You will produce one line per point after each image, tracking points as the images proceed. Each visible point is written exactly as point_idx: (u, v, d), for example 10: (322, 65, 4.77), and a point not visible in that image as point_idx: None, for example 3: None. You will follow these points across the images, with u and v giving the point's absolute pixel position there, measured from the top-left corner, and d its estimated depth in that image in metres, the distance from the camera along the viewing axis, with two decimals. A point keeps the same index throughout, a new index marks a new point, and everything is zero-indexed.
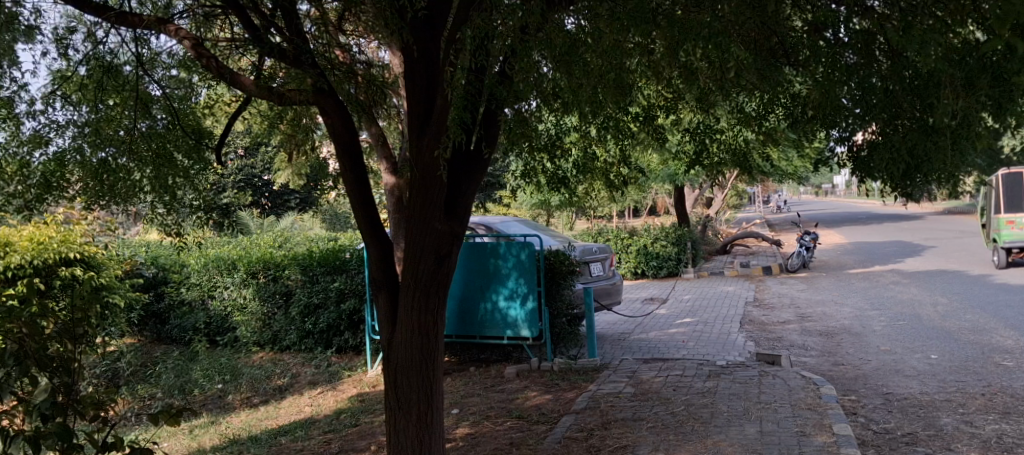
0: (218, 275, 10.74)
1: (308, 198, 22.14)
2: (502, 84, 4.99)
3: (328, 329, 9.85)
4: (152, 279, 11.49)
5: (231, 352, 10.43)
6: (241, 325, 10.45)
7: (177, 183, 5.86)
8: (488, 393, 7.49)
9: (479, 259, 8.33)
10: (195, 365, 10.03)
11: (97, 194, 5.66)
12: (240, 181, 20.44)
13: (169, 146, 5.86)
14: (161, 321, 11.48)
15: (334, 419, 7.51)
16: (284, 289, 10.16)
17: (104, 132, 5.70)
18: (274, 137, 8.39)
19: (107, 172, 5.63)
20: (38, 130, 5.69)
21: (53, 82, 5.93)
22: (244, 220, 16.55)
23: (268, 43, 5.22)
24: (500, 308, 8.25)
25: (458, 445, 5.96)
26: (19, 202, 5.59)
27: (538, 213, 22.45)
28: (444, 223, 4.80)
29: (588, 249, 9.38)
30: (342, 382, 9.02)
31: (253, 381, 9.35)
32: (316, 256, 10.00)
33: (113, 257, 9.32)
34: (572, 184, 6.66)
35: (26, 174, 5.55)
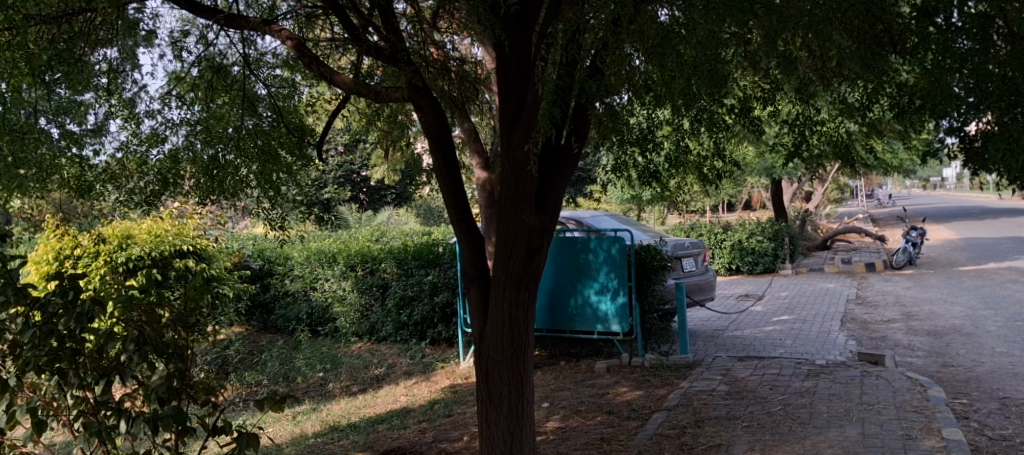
0: (319, 268, 11.10)
1: (403, 194, 22.66)
2: (593, 77, 4.92)
3: (422, 321, 10.06)
4: (258, 270, 11.98)
5: (331, 342, 10.77)
6: (341, 316, 10.78)
7: (280, 178, 6.09)
8: (578, 387, 7.51)
9: (570, 253, 8.33)
10: (298, 354, 10.41)
11: (208, 189, 5.87)
12: (341, 177, 21.09)
13: (273, 142, 6.08)
14: (267, 311, 11.94)
15: (428, 409, 7.66)
16: (381, 282, 10.44)
17: (214, 129, 5.96)
18: (371, 134, 8.60)
19: (216, 168, 5.84)
20: (156, 129, 6.01)
21: (169, 83, 6.28)
22: (342, 214, 17.05)
23: (366, 43, 5.35)
24: (591, 302, 8.23)
25: (548, 438, 5.99)
26: (138, 197, 5.90)
27: (630, 208, 22.28)
28: (535, 217, 4.81)
29: (680, 244, 9.26)
30: (435, 373, 9.19)
31: (352, 371, 9.64)
32: (411, 249, 10.23)
33: (224, 250, 9.74)
34: (664, 178, 6.58)
35: (144, 170, 5.86)
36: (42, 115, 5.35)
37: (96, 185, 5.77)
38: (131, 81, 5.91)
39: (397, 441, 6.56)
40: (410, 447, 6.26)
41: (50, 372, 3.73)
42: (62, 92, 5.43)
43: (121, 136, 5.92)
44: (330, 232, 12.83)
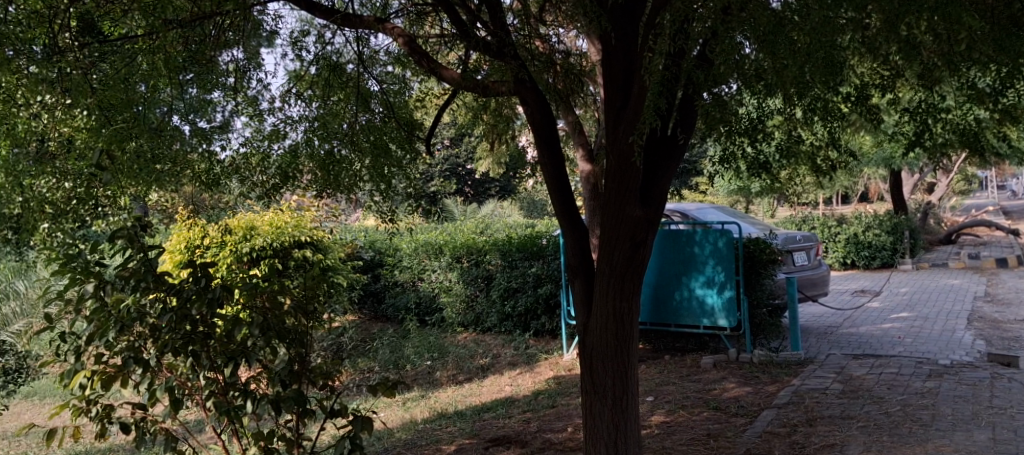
0: (427, 259, 11.37)
1: (507, 187, 22.89)
2: (702, 67, 4.80)
3: (526, 313, 10.17)
4: (369, 261, 12.38)
5: (438, 332, 11.02)
6: (448, 306, 11.01)
7: (391, 171, 6.28)
8: (683, 382, 7.42)
9: (675, 246, 8.24)
10: (406, 343, 10.71)
11: (326, 183, 6.15)
12: (447, 170, 21.50)
13: (385, 137, 6.32)
14: (377, 300, 12.30)
15: (532, 400, 7.75)
16: (486, 273, 10.61)
17: (331, 125, 6.22)
18: (477, 127, 8.72)
19: (332, 163, 6.11)
20: (278, 126, 6.30)
21: (289, 81, 6.56)
22: (448, 206, 17.38)
23: (474, 38, 5.44)
24: (697, 295, 8.08)
25: (653, 432, 5.95)
26: (260, 190, 6.18)
27: (738, 200, 21.78)
28: (640, 209, 4.76)
29: (791, 237, 9.01)
30: (539, 364, 9.27)
31: (458, 360, 9.85)
32: (516, 241, 10.36)
33: (338, 242, 10.13)
34: (775, 169, 6.40)
35: (266, 165, 6.16)
36: (175, 113, 5.71)
37: (225, 180, 6.01)
38: (254, 80, 6.24)
39: (503, 430, 6.66)
40: (515, 436, 6.35)
41: (183, 353, 3.97)
42: (193, 92, 5.75)
43: (246, 133, 6.24)
44: (437, 224, 13.11)
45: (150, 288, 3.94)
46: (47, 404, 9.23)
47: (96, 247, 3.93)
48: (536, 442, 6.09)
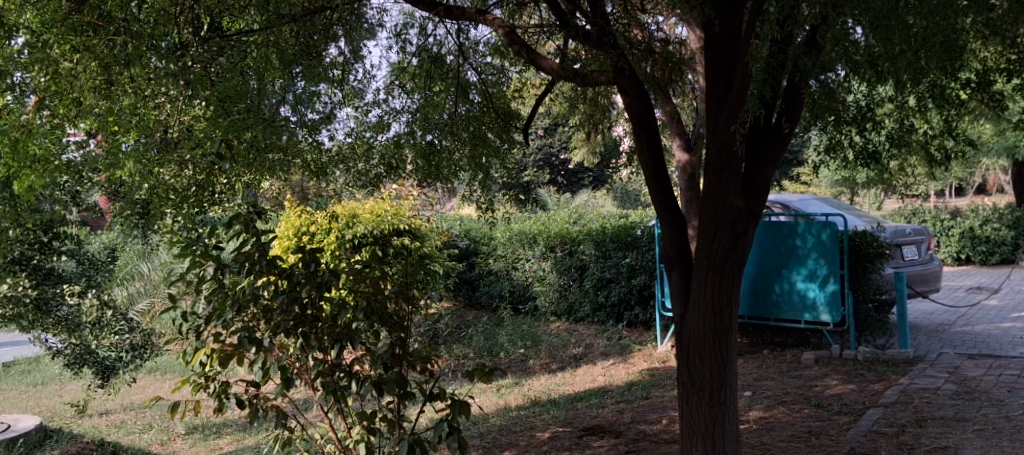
0: (521, 248, 11.45)
1: (600, 177, 22.85)
2: (809, 54, 4.66)
3: (620, 303, 10.14)
4: (465, 249, 12.55)
5: (531, 320, 11.10)
6: (541, 295, 11.06)
7: (489, 160, 6.42)
8: (783, 378, 7.25)
9: (776, 238, 8.04)
10: (500, 331, 10.83)
11: (426, 173, 6.34)
12: (540, 160, 21.58)
13: (484, 126, 6.41)
14: (472, 288, 12.47)
15: (626, 390, 7.73)
16: (580, 263, 10.62)
17: (432, 116, 6.39)
18: (574, 116, 8.71)
19: (433, 153, 6.30)
20: (381, 117, 6.49)
21: (392, 73, 6.71)
22: (542, 195, 17.42)
23: (574, 28, 5.44)
24: (799, 289, 7.86)
25: (751, 427, 5.85)
26: (365, 179, 6.39)
27: (841, 192, 21.03)
28: (741, 200, 4.63)
29: (901, 231, 8.65)
30: (632, 355, 9.24)
31: (552, 349, 9.90)
32: (610, 230, 10.32)
33: (434, 230, 10.34)
34: (885, 159, 6.14)
35: (370, 154, 6.36)
36: (285, 104, 5.84)
37: (332, 168, 6.23)
38: (356, 71, 6.40)
39: (596, 419, 6.67)
40: (608, 426, 6.34)
41: (294, 334, 4.16)
42: (300, 84, 5.94)
43: (350, 123, 6.44)
44: (531, 213, 13.17)
45: (263, 272, 4.14)
46: (166, 379, 9.79)
47: (214, 231, 4.14)
48: (630, 433, 6.07)
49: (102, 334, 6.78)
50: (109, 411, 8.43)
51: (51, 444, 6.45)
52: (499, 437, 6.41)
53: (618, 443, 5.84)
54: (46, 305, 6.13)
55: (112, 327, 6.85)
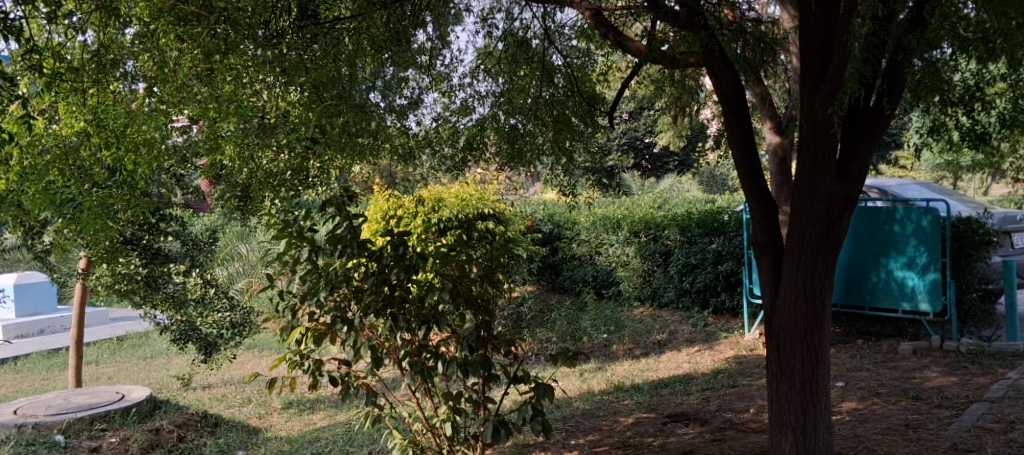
0: (604, 233, 11.38)
1: (686, 161, 22.51)
2: (912, 32, 4.44)
3: (705, 289, 10.00)
4: (548, 234, 12.55)
5: (614, 305, 11.03)
6: (625, 280, 10.97)
7: (573, 144, 6.39)
8: (878, 368, 7.01)
9: (873, 224, 7.75)
10: (583, 316, 10.79)
11: (509, 156, 6.37)
12: (624, 144, 21.37)
13: (568, 111, 6.39)
14: (555, 272, 12.47)
15: (711, 378, 7.61)
16: (664, 248, 10.51)
17: (516, 100, 6.41)
18: (660, 100, 8.57)
19: (518, 137, 6.32)
20: (466, 101, 6.54)
21: (479, 58, 6.76)
22: (626, 180, 17.26)
23: (663, 8, 5.32)
24: (896, 277, 7.57)
25: (844, 418, 5.68)
26: (450, 162, 6.50)
27: (942, 176, 20.14)
28: (837, 183, 4.37)
29: (1010, 217, 8.22)
30: (719, 342, 9.10)
31: (635, 334, 9.81)
32: (696, 216, 10.17)
33: (518, 214, 10.37)
34: (994, 142, 5.80)
35: (456, 138, 6.43)
36: (375, 90, 5.94)
37: (420, 152, 6.33)
38: (444, 56, 6.49)
39: (681, 407, 6.59)
40: (694, 413, 6.27)
41: (383, 315, 4.27)
42: (390, 70, 6.05)
43: (437, 108, 6.50)
44: (615, 198, 13.08)
45: (353, 254, 4.23)
46: (263, 356, 10.16)
47: (308, 214, 4.26)
48: (716, 422, 5.97)
49: (205, 311, 7.00)
50: (211, 385, 8.81)
51: (159, 414, 6.79)
52: (583, 422, 6.40)
53: (703, 431, 5.76)
54: (156, 281, 6.63)
55: (214, 306, 7.03)
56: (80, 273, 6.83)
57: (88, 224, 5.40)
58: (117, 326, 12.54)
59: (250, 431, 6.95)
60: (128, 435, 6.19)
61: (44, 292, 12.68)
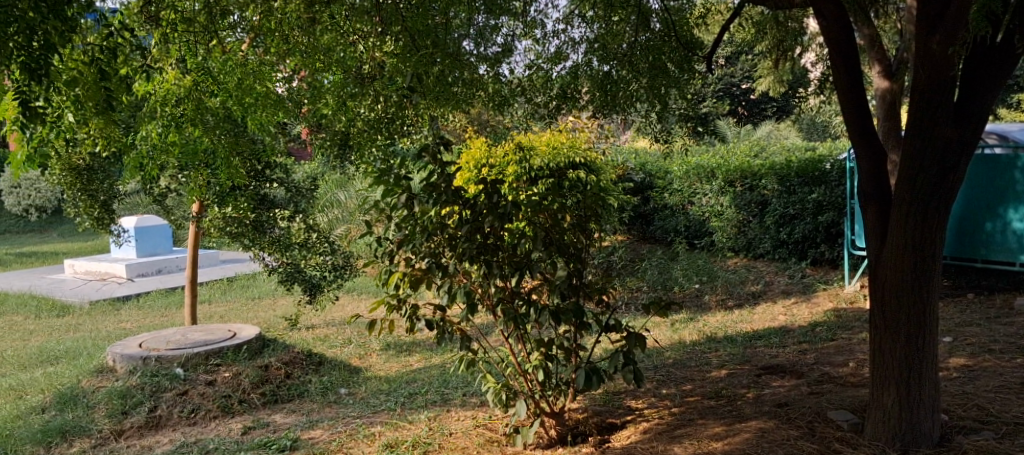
0: (698, 183, 11.15)
1: (786, 107, 21.76)
2: None
3: (804, 240, 9.75)
4: (640, 183, 12.35)
5: (707, 255, 10.87)
6: (718, 231, 10.76)
7: (668, 90, 6.19)
8: (990, 324, 6.68)
9: (993, 173, 7.38)
10: (676, 264, 10.67)
11: (603, 103, 6.26)
12: (720, 90, 20.77)
13: (664, 56, 6.17)
14: (647, 222, 12.33)
15: (809, 331, 7.43)
16: (761, 198, 10.25)
17: (610, 46, 6.34)
18: (761, 43, 8.25)
19: (610, 83, 6.24)
20: (560, 46, 6.49)
21: (572, 3, 6.65)
22: (720, 128, 16.82)
23: None
24: (1014, 229, 7.17)
25: (952, 375, 5.46)
26: (543, 110, 6.43)
27: None
28: (954, 129, 4.06)
29: None
30: (816, 294, 8.87)
31: (729, 285, 9.62)
32: (796, 164, 9.86)
33: (609, 163, 10.24)
34: None
35: (549, 86, 6.37)
36: (468, 38, 6.01)
37: (514, 100, 6.28)
38: (537, 2, 6.41)
39: (776, 359, 6.47)
40: (790, 366, 6.16)
41: (477, 262, 4.33)
42: (482, 18, 6.03)
43: (528, 56, 6.49)
44: (709, 146, 12.77)
45: (448, 202, 4.29)
46: (363, 299, 10.50)
47: (404, 163, 4.32)
48: (813, 375, 5.84)
49: (309, 254, 7.27)
50: (314, 326, 9.17)
51: (269, 352, 7.10)
52: (675, 371, 6.38)
53: (799, 384, 5.64)
54: (262, 226, 6.94)
55: (316, 249, 7.31)
56: (194, 217, 7.16)
57: (221, 170, 5.75)
58: (227, 268, 13.15)
59: (351, 370, 7.22)
60: (241, 371, 6.54)
61: (159, 235, 13.36)
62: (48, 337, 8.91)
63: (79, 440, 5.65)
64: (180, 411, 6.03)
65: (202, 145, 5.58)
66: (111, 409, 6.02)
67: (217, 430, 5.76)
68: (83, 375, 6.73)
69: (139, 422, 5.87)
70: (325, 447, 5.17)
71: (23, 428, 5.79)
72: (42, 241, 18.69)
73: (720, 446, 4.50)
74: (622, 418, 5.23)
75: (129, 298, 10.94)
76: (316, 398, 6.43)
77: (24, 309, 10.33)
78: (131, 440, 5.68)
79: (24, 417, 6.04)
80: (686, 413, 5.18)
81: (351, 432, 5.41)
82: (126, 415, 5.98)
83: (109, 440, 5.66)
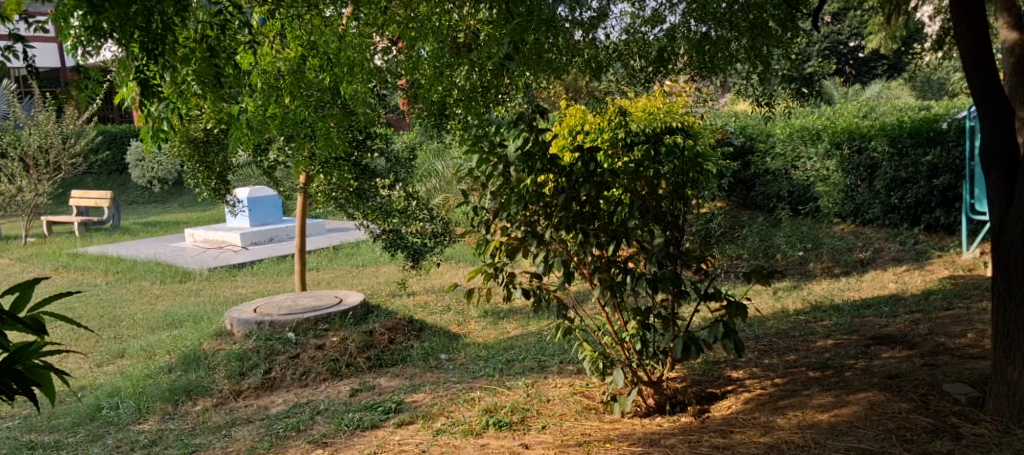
0: (802, 146, 10.74)
1: (899, 65, 20.72)
2: None
3: (917, 205, 9.36)
4: (740, 147, 11.94)
5: (812, 222, 10.50)
6: (824, 196, 10.37)
7: (771, 50, 5.95)
8: None
9: None
10: (779, 230, 10.36)
11: (700, 65, 6.08)
12: (827, 49, 19.92)
13: (765, 14, 5.85)
14: (748, 188, 11.98)
15: (923, 300, 7.11)
16: (870, 161, 9.83)
17: (708, 5, 5.94)
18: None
19: (708, 44, 5.98)
20: (658, 7, 6.27)
21: None
22: (827, 88, 16.16)
23: None
24: None
25: None
26: (640, 75, 6.38)
27: None
28: None
29: None
30: (931, 262, 8.47)
31: (835, 252, 9.27)
32: (908, 125, 9.45)
33: (708, 127, 9.99)
34: None
35: (646, 49, 6.23)
36: (562, 3, 5.90)
37: (610, 64, 6.26)
38: None
39: (887, 328, 6.22)
40: (901, 336, 5.92)
41: (574, 230, 4.32)
42: None
43: (625, 20, 6.34)
44: (815, 108, 12.27)
45: (544, 170, 4.29)
46: (462, 267, 10.68)
47: (498, 131, 4.36)
48: (927, 346, 5.58)
49: (409, 221, 7.48)
50: (415, 292, 9.39)
51: (373, 317, 7.30)
52: (777, 341, 6.22)
53: (912, 355, 5.41)
54: (363, 194, 6.99)
55: (416, 216, 7.50)
56: (301, 187, 7.42)
57: (323, 144, 5.84)
58: (333, 236, 13.57)
59: (450, 336, 7.37)
60: (347, 335, 6.77)
61: (270, 205, 13.88)
62: (173, 301, 9.47)
63: (202, 399, 6.02)
64: (293, 373, 6.31)
65: (302, 115, 5.77)
66: (230, 370, 6.36)
67: (327, 392, 5.99)
68: (204, 338, 7.12)
69: (256, 383, 6.19)
70: (428, 410, 5.31)
71: (152, 385, 6.18)
72: (164, 211, 19.79)
73: (826, 417, 4.38)
74: (722, 388, 5.15)
75: (244, 265, 11.48)
76: (417, 363, 6.60)
77: (150, 275, 10.99)
78: (249, 400, 6.01)
79: (153, 376, 6.46)
80: (790, 384, 5.06)
81: (452, 397, 5.53)
82: (244, 376, 6.30)
83: (229, 400, 6.02)
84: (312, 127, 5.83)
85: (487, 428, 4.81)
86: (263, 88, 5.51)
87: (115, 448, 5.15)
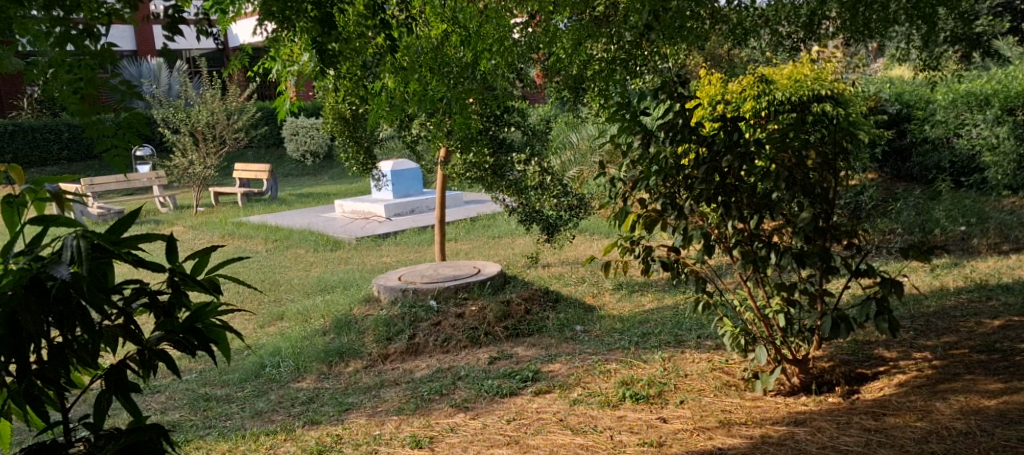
0: (967, 113, 9.99)
1: None
2: None
3: None
4: (896, 115, 11.19)
5: (977, 195, 9.79)
6: (992, 167, 9.64)
7: (934, 10, 5.62)
8: None
9: None
10: (937, 202, 9.70)
11: (854, 29, 5.72)
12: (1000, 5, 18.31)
13: None
14: (903, 158, 11.28)
15: None
16: None
17: None
18: None
19: (865, 5, 5.59)
20: None
21: None
22: (1000, 48, 14.87)
23: None
24: None
25: None
26: (787, 41, 6.04)
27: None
28: None
29: None
30: None
31: (1003, 228, 8.60)
32: None
33: (860, 93, 9.46)
34: None
35: (795, 13, 5.84)
36: None
37: (755, 30, 5.94)
38: None
39: None
40: None
41: (715, 203, 4.22)
42: None
43: None
44: (983, 71, 11.36)
45: (684, 141, 4.22)
46: (598, 240, 10.65)
47: (640, 99, 4.31)
48: None
49: (543, 196, 7.49)
50: (552, 263, 9.47)
51: (510, 288, 7.44)
52: (935, 321, 5.85)
53: None
54: (502, 170, 7.11)
55: (552, 191, 7.50)
56: (441, 162, 7.61)
57: (456, 121, 5.87)
58: (471, 209, 13.84)
59: (587, 308, 7.39)
60: (486, 305, 6.93)
61: (412, 177, 14.33)
62: (325, 268, 9.98)
63: (353, 361, 6.33)
64: (436, 339, 6.52)
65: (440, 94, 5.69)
66: (378, 334, 6.65)
67: (468, 359, 6.16)
68: (353, 303, 7.46)
69: (401, 348, 6.43)
70: (565, 380, 5.36)
71: (309, 347, 6.55)
72: (314, 183, 20.76)
73: (993, 404, 4.10)
74: (873, 369, 4.92)
75: (388, 235, 11.91)
76: (554, 334, 6.66)
77: (305, 243, 11.60)
78: (395, 363, 6.27)
79: (309, 338, 6.84)
80: (950, 366, 4.77)
81: (587, 368, 5.56)
82: (391, 340, 6.58)
83: (377, 363, 6.30)
84: (448, 105, 5.81)
85: (623, 401, 4.81)
86: (409, 65, 5.49)
87: (277, 403, 5.51)
